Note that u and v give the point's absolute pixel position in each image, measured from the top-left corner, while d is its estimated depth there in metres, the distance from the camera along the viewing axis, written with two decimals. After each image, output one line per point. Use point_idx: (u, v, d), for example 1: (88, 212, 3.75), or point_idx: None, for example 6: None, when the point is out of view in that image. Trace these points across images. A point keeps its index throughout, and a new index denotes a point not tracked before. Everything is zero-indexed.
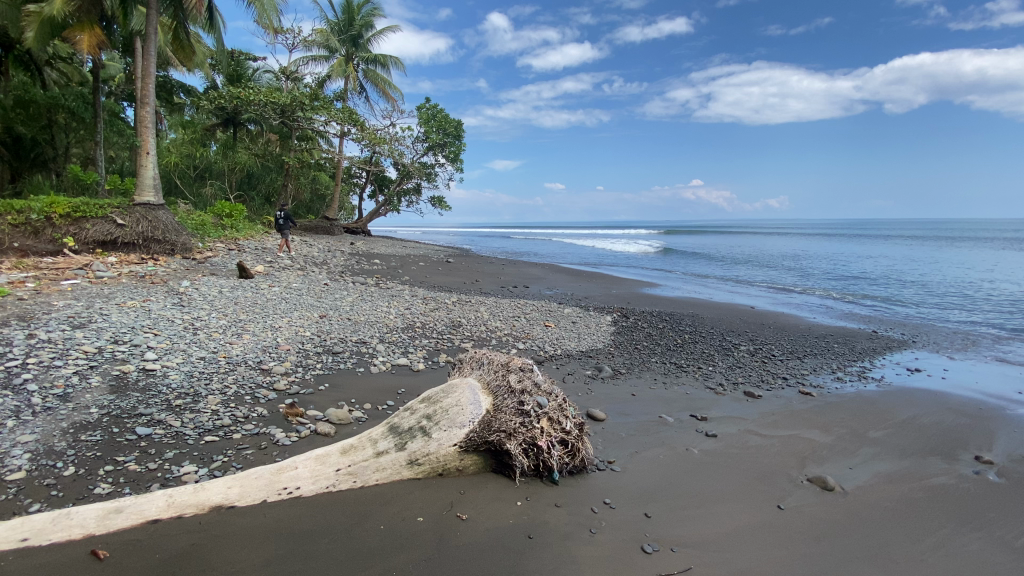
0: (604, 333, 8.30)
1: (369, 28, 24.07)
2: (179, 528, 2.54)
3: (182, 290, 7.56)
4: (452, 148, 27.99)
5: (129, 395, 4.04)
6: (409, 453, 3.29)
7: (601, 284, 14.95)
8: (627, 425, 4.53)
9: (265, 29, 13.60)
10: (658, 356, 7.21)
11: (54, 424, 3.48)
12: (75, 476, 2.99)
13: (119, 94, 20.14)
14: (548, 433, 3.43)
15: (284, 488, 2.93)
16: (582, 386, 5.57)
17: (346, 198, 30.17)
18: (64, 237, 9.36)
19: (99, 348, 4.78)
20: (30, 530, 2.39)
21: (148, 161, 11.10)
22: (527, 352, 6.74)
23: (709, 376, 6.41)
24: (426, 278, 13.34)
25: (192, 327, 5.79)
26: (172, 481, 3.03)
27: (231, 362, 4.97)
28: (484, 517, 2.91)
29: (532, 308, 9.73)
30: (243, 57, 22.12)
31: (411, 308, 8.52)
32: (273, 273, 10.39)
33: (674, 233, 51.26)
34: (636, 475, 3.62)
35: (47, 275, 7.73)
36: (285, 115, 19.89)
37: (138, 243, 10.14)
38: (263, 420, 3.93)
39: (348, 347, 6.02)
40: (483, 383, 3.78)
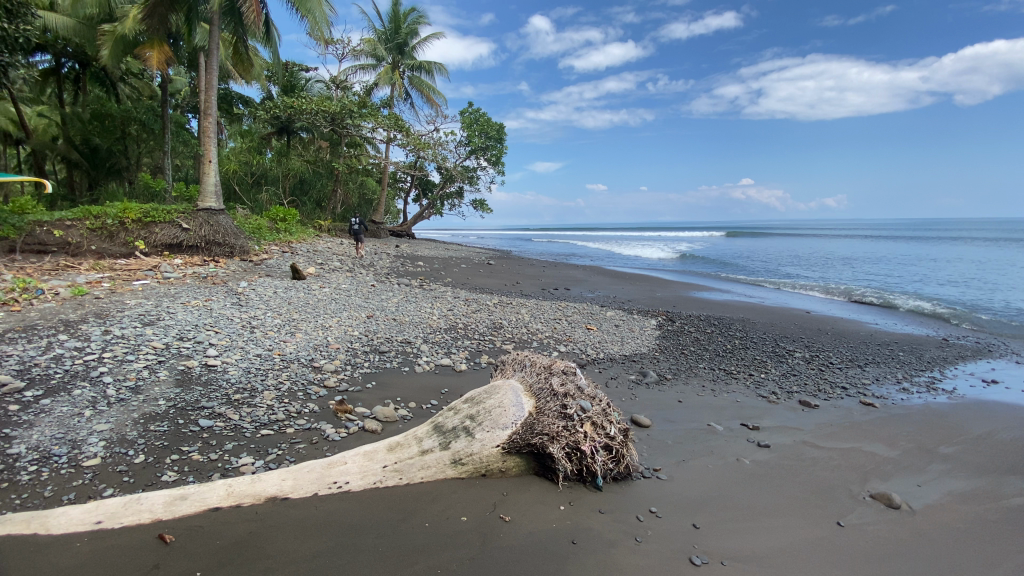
0: (649, 338, 8.11)
1: (414, 36, 24.68)
2: (238, 516, 2.67)
3: (240, 290, 7.98)
4: (494, 151, 28.26)
5: (192, 388, 4.29)
6: (453, 452, 3.33)
7: (644, 287, 14.73)
8: (673, 433, 4.41)
9: (317, 41, 14.17)
10: (706, 362, 6.97)
11: (127, 415, 3.75)
12: (145, 464, 3.21)
13: (184, 106, 21.59)
14: (591, 438, 3.38)
15: (334, 482, 3.03)
16: (626, 392, 5.46)
17: (390, 202, 31.02)
18: (136, 240, 10.07)
19: (166, 344, 5.11)
20: (104, 513, 2.57)
21: (210, 170, 11.78)
22: (569, 355, 6.69)
23: (761, 384, 6.15)
24: (468, 280, 13.56)
25: (249, 325, 6.10)
26: (231, 471, 3.19)
27: (284, 359, 5.20)
28: (527, 519, 2.91)
29: (574, 310, 9.67)
30: (296, 68, 23.19)
31: (453, 309, 8.66)
32: (323, 274, 10.80)
33: (724, 235, 49.67)
34: (683, 484, 3.52)
35: (120, 275, 8.35)
36: (335, 122, 20.67)
37: (201, 245, 10.85)
38: (314, 416, 4.09)
39: (394, 346, 6.18)
40: (525, 385, 3.79)
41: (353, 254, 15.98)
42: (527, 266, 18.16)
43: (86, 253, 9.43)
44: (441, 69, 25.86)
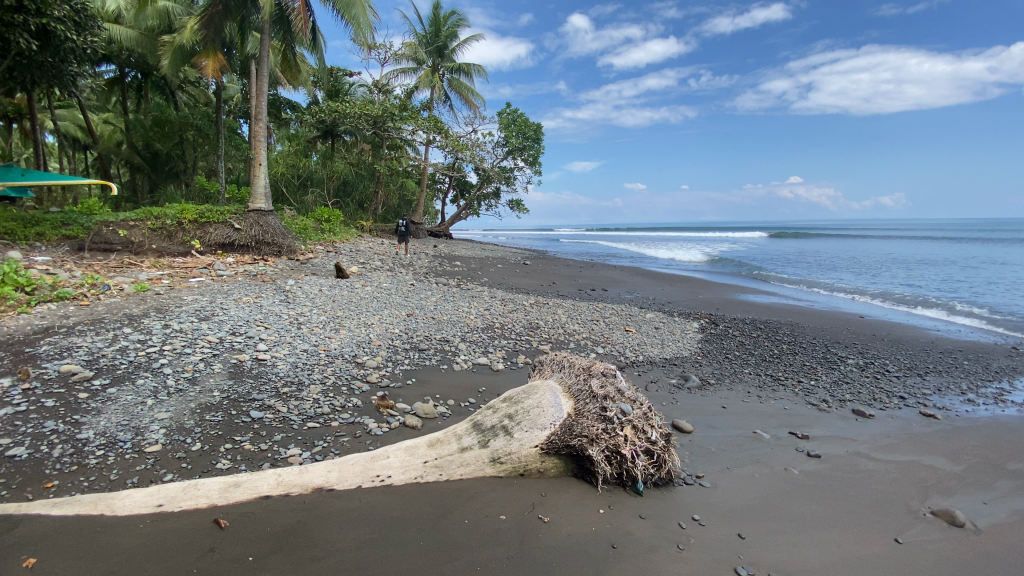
0: (691, 341, 7.91)
1: (454, 38, 24.99)
2: (286, 505, 2.78)
3: (286, 288, 8.31)
4: (531, 151, 28.26)
5: (244, 380, 4.50)
6: (492, 451, 3.36)
7: (684, 289, 14.41)
8: (716, 440, 4.29)
9: (361, 46, 14.58)
10: (751, 367, 6.74)
11: (185, 404, 3.97)
12: (201, 451, 3.39)
13: (236, 111, 22.65)
14: (632, 442, 3.33)
15: (377, 476, 3.11)
16: (667, 396, 5.34)
17: (429, 203, 31.56)
18: (192, 239, 10.65)
19: (220, 338, 5.39)
20: (164, 498, 2.73)
21: (260, 172, 12.31)
22: (608, 357, 6.61)
23: (811, 391, 5.88)
24: (505, 280, 13.63)
25: (296, 322, 6.34)
26: (280, 461, 3.33)
27: (329, 355, 5.37)
28: (566, 521, 2.89)
29: (612, 311, 9.56)
30: (341, 73, 23.93)
31: (490, 308, 8.73)
32: (364, 273, 11.09)
33: (771, 236, 47.75)
34: (727, 492, 3.41)
35: (178, 272, 8.85)
36: (377, 125, 21.18)
37: (252, 245, 11.34)
38: (357, 410, 4.21)
39: (433, 344, 6.28)
40: (564, 386, 3.78)
41: (393, 254, 16.34)
42: (564, 267, 18.09)
43: (147, 251, 10.04)
44: (479, 70, 26.09)
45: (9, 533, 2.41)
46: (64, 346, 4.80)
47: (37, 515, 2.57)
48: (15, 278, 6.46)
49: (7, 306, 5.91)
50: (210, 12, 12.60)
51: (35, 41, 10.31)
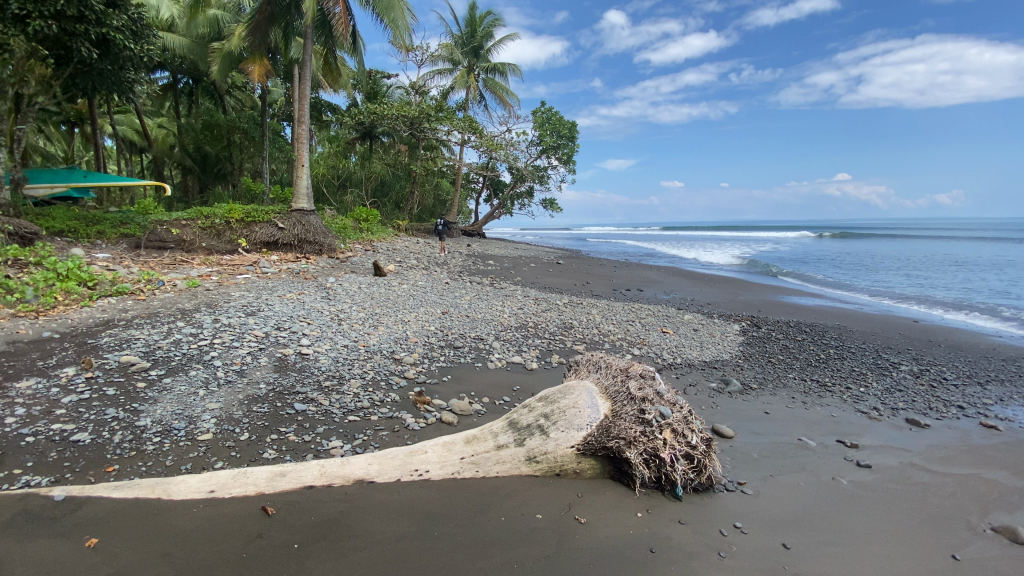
0: (732, 344, 7.68)
1: (490, 38, 25.10)
2: (329, 496, 2.86)
3: (326, 285, 8.56)
4: (565, 150, 28.10)
5: (289, 374, 4.67)
6: (528, 450, 3.37)
7: (724, 290, 14.01)
8: (759, 446, 4.15)
9: (400, 49, 14.85)
10: (796, 372, 6.49)
11: (234, 396, 4.15)
12: (249, 441, 3.54)
13: (280, 115, 23.50)
14: (672, 446, 3.27)
15: (415, 470, 3.17)
16: (707, 400, 5.21)
17: (463, 202, 31.89)
18: (239, 238, 11.11)
19: (266, 333, 5.61)
20: (216, 484, 2.87)
21: (302, 173, 12.71)
22: (644, 358, 6.51)
23: (861, 398, 5.62)
24: (539, 279, 13.60)
25: (337, 318, 6.53)
26: (323, 453, 3.44)
27: (368, 351, 5.51)
28: (604, 523, 2.87)
29: (648, 312, 9.40)
30: (379, 76, 24.42)
31: (524, 308, 8.74)
32: (401, 272, 11.29)
33: (819, 236, 45.59)
34: (770, 501, 3.30)
35: (226, 270, 9.27)
36: (414, 126, 21.50)
37: (295, 243, 11.73)
38: (396, 405, 4.30)
39: (467, 342, 6.34)
40: (601, 387, 3.76)
41: (428, 253, 16.57)
42: (598, 267, 17.90)
43: (198, 249, 10.55)
44: (514, 69, 26.14)
45: (76, 512, 2.58)
46: (123, 338, 5.12)
47: (100, 497, 2.74)
48: (79, 274, 6.94)
49: (72, 300, 6.35)
50: (257, 19, 13.09)
51: (96, 50, 10.99)
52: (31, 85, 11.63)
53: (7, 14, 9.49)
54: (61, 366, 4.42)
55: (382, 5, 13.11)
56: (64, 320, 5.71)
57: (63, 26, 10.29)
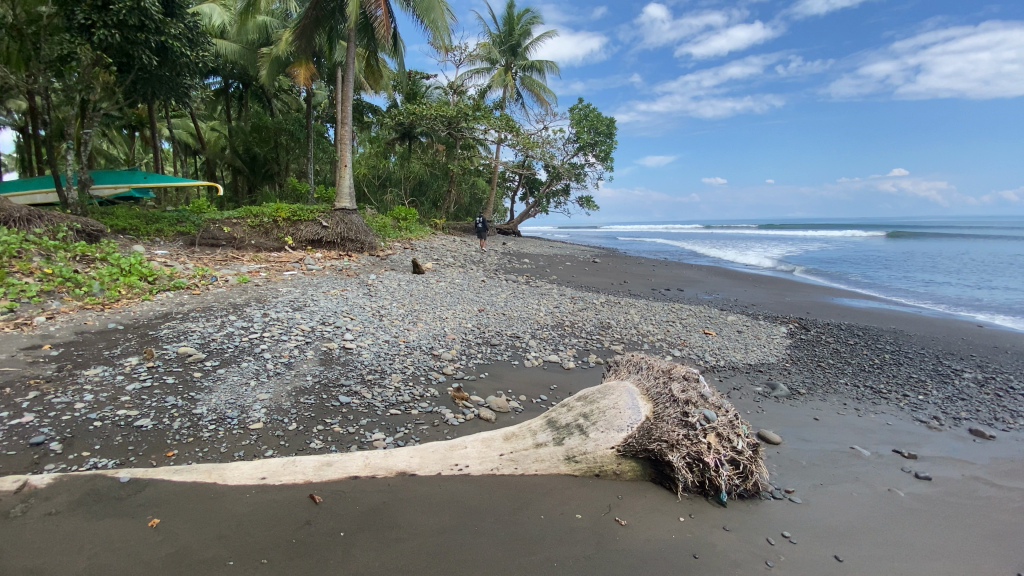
0: (778, 347, 7.41)
1: (528, 36, 25.08)
2: (373, 487, 2.95)
3: (368, 282, 8.78)
4: (603, 147, 27.75)
5: (333, 367, 4.84)
6: (567, 449, 3.36)
7: (769, 291, 13.52)
8: (808, 453, 4.00)
9: (439, 49, 15.04)
10: (848, 377, 6.20)
11: (282, 387, 4.33)
12: (296, 431, 3.69)
13: (324, 116, 24.29)
14: (716, 450, 3.19)
15: (455, 464, 3.23)
16: (752, 404, 5.05)
17: (499, 201, 32.05)
18: (285, 236, 11.56)
19: (311, 327, 5.82)
20: (267, 472, 3.01)
21: (344, 173, 13.06)
22: (686, 360, 6.36)
23: (919, 407, 5.31)
24: (576, 278, 13.50)
25: (378, 314, 6.71)
26: (366, 444, 3.55)
27: (408, 346, 5.63)
28: (645, 526, 2.83)
29: (689, 313, 9.18)
30: (418, 77, 24.83)
31: (561, 306, 8.71)
32: (438, 270, 11.46)
33: (873, 235, 43.09)
34: (819, 511, 3.17)
35: (274, 266, 9.67)
36: (452, 126, 21.72)
37: (338, 241, 12.10)
38: (435, 400, 4.38)
39: (504, 340, 6.38)
40: (641, 388, 3.71)
41: (465, 251, 16.73)
42: (636, 266, 17.60)
43: (247, 247, 11.05)
44: (552, 66, 26.01)
45: (140, 493, 2.76)
46: (181, 330, 5.42)
47: (162, 479, 2.92)
48: (141, 270, 7.41)
49: (134, 294, 6.78)
50: (304, 24, 13.55)
51: (155, 57, 11.67)
52: (96, 91, 12.45)
53: (75, 24, 10.56)
54: (126, 356, 4.73)
55: (423, 6, 13.32)
56: (127, 313, 6.10)
57: (125, 35, 10.98)
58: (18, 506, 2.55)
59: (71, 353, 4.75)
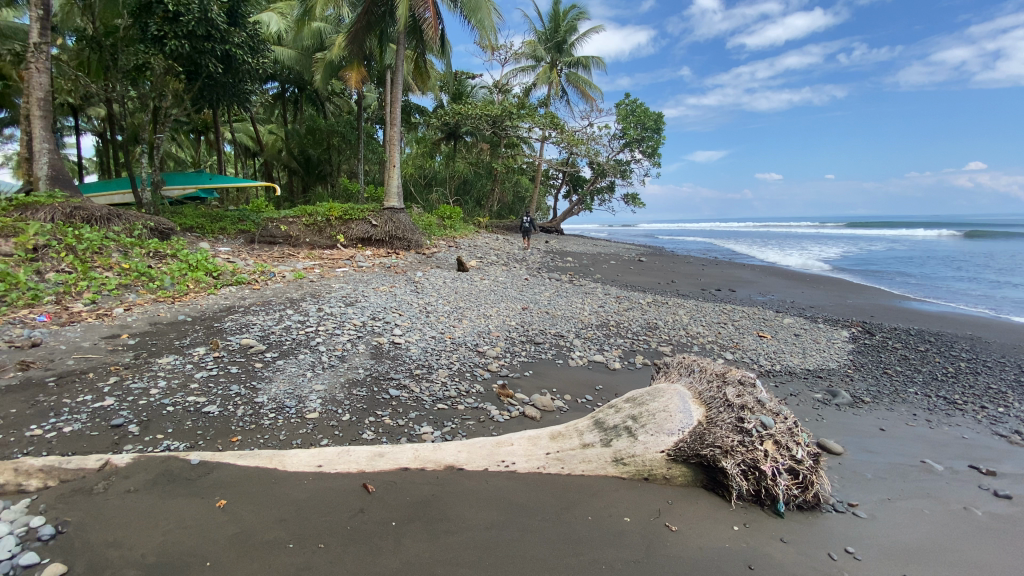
0: (839, 352, 7.01)
1: (574, 32, 24.91)
2: (422, 479, 3.03)
3: (414, 279, 8.99)
4: (650, 143, 27.15)
5: (383, 361, 5.00)
6: (615, 451, 3.33)
7: (828, 292, 12.83)
8: (873, 466, 3.77)
9: (485, 50, 15.17)
10: (918, 386, 5.79)
11: (336, 379, 4.52)
12: (350, 421, 3.84)
13: (373, 118, 25.06)
14: (773, 459, 3.08)
15: (502, 461, 3.27)
16: (811, 412, 4.82)
17: (542, 199, 32.02)
18: (337, 234, 12.00)
19: (362, 322, 6.03)
20: (323, 460, 3.15)
21: (393, 173, 13.40)
22: (739, 364, 6.14)
23: (1000, 420, 4.89)
24: (621, 277, 13.27)
25: (425, 310, 6.86)
26: (415, 437, 3.65)
27: (454, 342, 5.73)
28: (696, 533, 2.76)
29: (741, 314, 8.85)
30: (464, 77, 25.15)
31: (606, 306, 8.60)
32: (482, 267, 11.58)
33: (947, 233, 39.88)
34: (887, 528, 2.98)
35: (327, 263, 10.07)
36: (497, 125, 21.82)
37: (386, 239, 12.46)
38: (481, 396, 4.44)
39: (548, 339, 6.38)
40: (693, 392, 3.62)
41: (509, 250, 16.81)
42: (684, 265, 17.12)
43: (302, 244, 11.57)
44: (598, 62, 25.70)
45: (209, 475, 2.96)
46: (243, 323, 5.75)
47: (228, 463, 3.12)
48: (207, 266, 7.91)
49: (200, 288, 7.25)
50: (356, 29, 14.04)
51: (220, 65, 12.39)
52: (167, 99, 13.35)
53: (150, 36, 11.33)
54: (194, 346, 5.08)
55: (470, 6, 13.47)
56: (195, 306, 6.53)
57: (194, 45, 11.71)
58: (102, 483, 2.79)
59: (147, 343, 5.13)
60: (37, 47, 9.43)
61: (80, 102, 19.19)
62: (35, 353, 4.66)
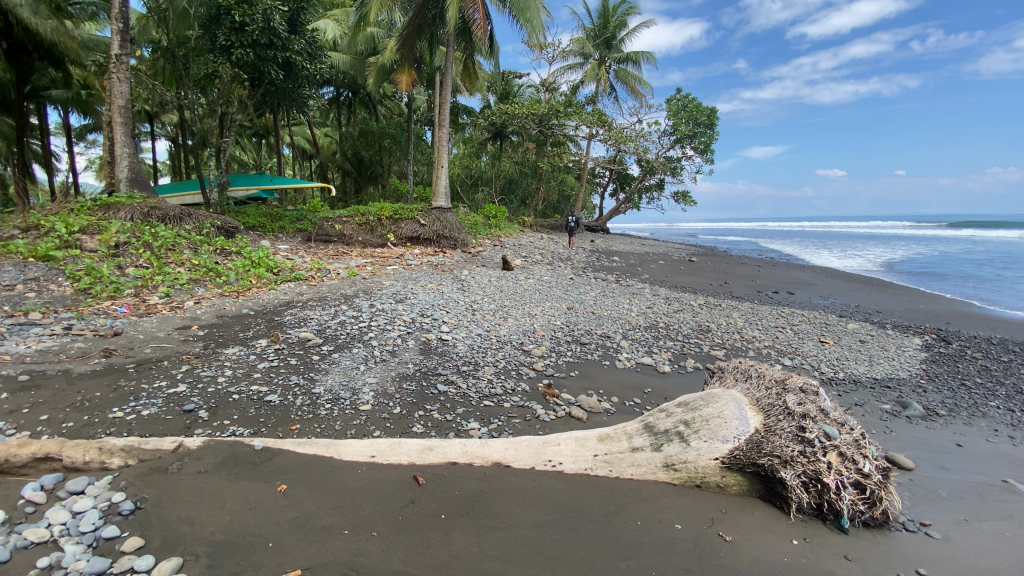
0: (910, 361, 6.54)
1: (623, 27, 24.46)
2: (470, 474, 3.08)
3: (461, 278, 9.14)
4: (703, 139, 26.23)
5: (432, 356, 5.12)
6: (666, 456, 3.26)
7: (897, 297, 12.00)
8: (949, 484, 3.49)
9: (533, 49, 15.18)
10: (1002, 400, 5.30)
11: (387, 373, 4.68)
12: (400, 414, 3.97)
13: (422, 119, 25.65)
14: (837, 472, 2.92)
15: (549, 460, 3.28)
16: (878, 424, 4.53)
17: (588, 197, 31.71)
18: (388, 233, 12.36)
19: (412, 318, 6.20)
20: (376, 451, 3.27)
21: (441, 174, 13.63)
22: (798, 370, 5.85)
23: None
24: (670, 278, 12.92)
25: (471, 308, 6.96)
26: (463, 433, 3.72)
27: (500, 340, 5.78)
28: (752, 544, 2.66)
29: (800, 318, 8.42)
30: (512, 76, 25.27)
31: (654, 307, 8.41)
32: (528, 266, 11.61)
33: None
34: (964, 551, 2.76)
35: (378, 261, 10.40)
36: (543, 123, 21.71)
37: (434, 238, 12.71)
38: (527, 395, 4.47)
39: (595, 339, 6.32)
40: (750, 399, 3.49)
41: (554, 249, 16.74)
42: (738, 265, 16.48)
43: (355, 243, 12.00)
44: (648, 57, 25.13)
45: (271, 461, 3.14)
46: (301, 317, 6.05)
47: (289, 450, 3.29)
48: (268, 262, 8.37)
49: (262, 283, 7.68)
50: (407, 33, 14.40)
51: (281, 71, 13.05)
52: (233, 104, 14.18)
53: (218, 47, 12.06)
54: (257, 338, 5.39)
55: (519, 6, 13.51)
56: (257, 300, 6.93)
57: (258, 53, 12.36)
58: (176, 463, 3.02)
59: (215, 334, 5.50)
60: (118, 58, 10.24)
61: (155, 109, 20.73)
62: (117, 341, 5.10)
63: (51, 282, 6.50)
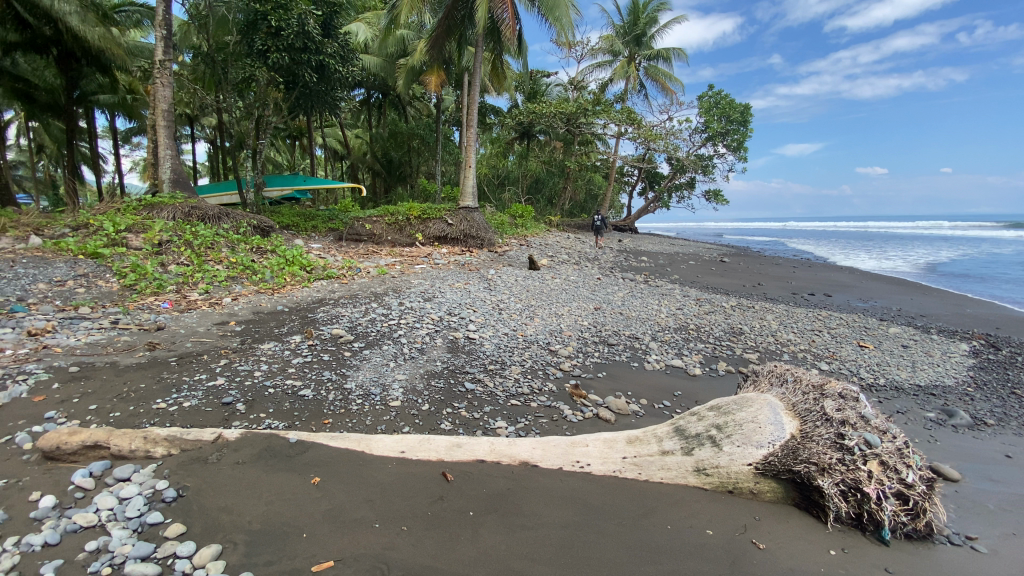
0: (957, 368, 6.23)
1: (654, 24, 24.08)
2: (498, 472, 3.11)
3: (488, 277, 9.19)
4: (736, 136, 25.59)
5: (459, 355, 5.17)
6: (697, 460, 3.22)
7: (943, 300, 11.45)
8: (999, 497, 3.32)
9: (562, 47, 15.10)
10: None
11: (416, 370, 4.75)
12: (429, 411, 4.02)
13: (451, 120, 25.88)
14: (878, 482, 2.82)
15: (577, 461, 3.27)
16: (922, 432, 4.34)
17: (616, 196, 31.37)
18: (416, 233, 12.52)
19: (440, 316, 6.28)
20: (406, 447, 3.33)
21: (468, 173, 13.72)
22: (835, 376, 5.66)
23: None
24: (700, 279, 12.66)
25: (498, 307, 7.00)
26: (491, 431, 3.75)
27: (526, 340, 5.79)
28: (786, 553, 2.60)
29: (838, 321, 8.13)
30: (539, 75, 25.22)
31: (684, 308, 8.27)
32: (555, 266, 11.59)
33: None
34: (1016, 568, 2.62)
35: (407, 260, 10.55)
36: (571, 122, 21.58)
37: (461, 238, 12.81)
38: (554, 395, 4.47)
39: (622, 340, 6.25)
40: (786, 404, 3.41)
41: (581, 249, 16.63)
42: (772, 266, 16.03)
43: (384, 242, 12.21)
44: (679, 53, 24.69)
45: (305, 454, 3.23)
46: (333, 314, 6.20)
47: (322, 443, 3.39)
48: (301, 261, 8.60)
49: (295, 281, 7.91)
50: (436, 35, 14.56)
51: (315, 74, 13.37)
52: (269, 107, 14.62)
53: (255, 51, 12.44)
54: (291, 334, 5.56)
55: (548, 5, 13.48)
56: (291, 297, 7.14)
57: (293, 57, 12.70)
58: (215, 454, 3.14)
59: (251, 329, 5.69)
60: (161, 64, 10.67)
61: (196, 112, 21.57)
62: (160, 335, 5.33)
63: (100, 278, 6.85)
